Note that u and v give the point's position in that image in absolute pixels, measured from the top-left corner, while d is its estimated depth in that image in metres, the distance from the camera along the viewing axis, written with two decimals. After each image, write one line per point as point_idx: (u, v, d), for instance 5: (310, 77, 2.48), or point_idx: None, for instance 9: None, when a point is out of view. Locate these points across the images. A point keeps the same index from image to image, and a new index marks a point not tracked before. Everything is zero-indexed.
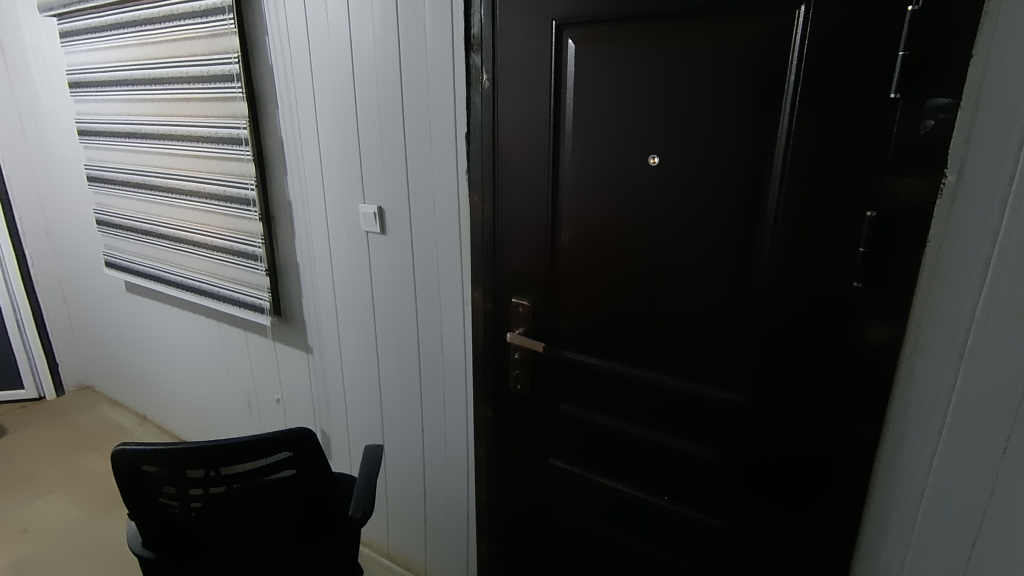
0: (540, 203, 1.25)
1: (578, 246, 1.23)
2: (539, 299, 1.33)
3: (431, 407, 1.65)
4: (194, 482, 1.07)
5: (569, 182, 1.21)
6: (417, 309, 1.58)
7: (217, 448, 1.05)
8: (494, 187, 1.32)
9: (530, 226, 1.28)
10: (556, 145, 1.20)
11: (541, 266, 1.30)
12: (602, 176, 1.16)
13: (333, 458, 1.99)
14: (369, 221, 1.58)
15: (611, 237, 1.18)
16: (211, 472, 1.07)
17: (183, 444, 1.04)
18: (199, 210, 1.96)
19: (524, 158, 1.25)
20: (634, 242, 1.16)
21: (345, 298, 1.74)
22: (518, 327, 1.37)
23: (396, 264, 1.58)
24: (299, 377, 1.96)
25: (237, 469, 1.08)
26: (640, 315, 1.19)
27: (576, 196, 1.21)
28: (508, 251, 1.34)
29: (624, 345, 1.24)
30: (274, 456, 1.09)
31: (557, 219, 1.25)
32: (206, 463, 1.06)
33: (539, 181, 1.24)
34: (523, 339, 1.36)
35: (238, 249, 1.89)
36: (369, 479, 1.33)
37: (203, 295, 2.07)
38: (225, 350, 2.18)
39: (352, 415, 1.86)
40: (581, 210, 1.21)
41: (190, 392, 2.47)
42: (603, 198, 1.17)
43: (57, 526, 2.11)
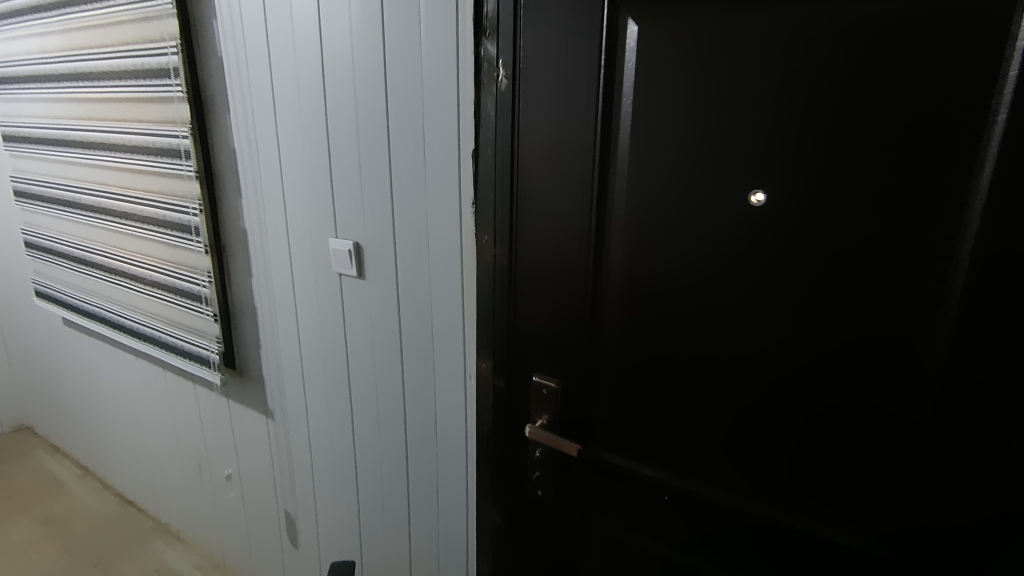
0: (577, 248, 0.89)
1: (631, 311, 0.87)
2: (569, 379, 0.96)
3: (420, 499, 1.28)
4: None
5: (621, 221, 0.84)
6: (404, 375, 1.21)
7: None
8: (510, 225, 0.95)
9: (559, 281, 0.92)
10: (603, 169, 0.84)
11: (574, 337, 0.93)
12: (672, 218, 0.80)
13: (299, 546, 1.60)
14: (342, 261, 1.20)
15: (682, 303, 0.82)
16: None
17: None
18: (135, 236, 1.59)
19: (552, 188, 0.89)
20: (719, 311, 0.79)
21: (313, 355, 1.36)
22: (538, 418, 1.01)
23: (377, 316, 1.20)
24: (257, 444, 1.58)
25: None
26: (722, 416, 0.83)
27: (630, 242, 0.84)
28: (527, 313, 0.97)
29: (693, 452, 0.87)
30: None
31: (600, 272, 0.88)
32: None
33: (575, 218, 0.87)
34: (544, 433, 0.99)
35: (180, 287, 1.51)
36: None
37: (142, 338, 1.69)
38: (173, 403, 1.80)
39: (321, 496, 1.49)
40: (637, 262, 0.84)
41: (134, 447, 2.08)
42: (672, 248, 0.81)
43: None
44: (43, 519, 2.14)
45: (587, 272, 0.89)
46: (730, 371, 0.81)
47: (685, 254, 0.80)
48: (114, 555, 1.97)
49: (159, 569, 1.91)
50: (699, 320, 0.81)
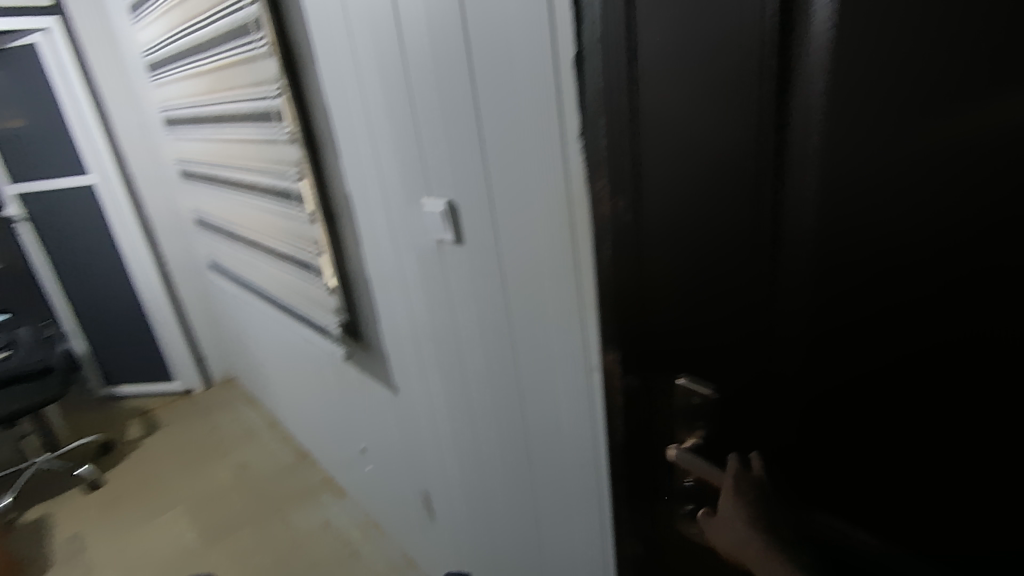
0: (736, 227, 0.48)
1: (824, 330, 0.45)
2: (732, 432, 0.57)
3: (547, 503, 1.07)
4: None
5: (822, 178, 0.42)
6: (517, 360, 0.98)
7: None
8: (626, 182, 0.57)
9: (700, 276, 0.52)
10: (783, 81, 0.43)
11: (734, 369, 0.53)
12: (907, 143, 0.36)
13: (437, 521, 1.52)
14: (437, 224, 1.00)
15: (900, 303, 0.39)
16: None
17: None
18: (260, 208, 1.57)
19: (685, 124, 0.49)
20: (990, 331, 0.36)
21: (425, 332, 1.19)
22: (685, 436, 0.62)
23: (481, 290, 0.98)
24: (388, 418, 1.51)
25: None
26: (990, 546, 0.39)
27: (834, 220, 0.42)
28: (658, 319, 0.60)
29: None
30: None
31: (778, 268, 0.47)
32: None
33: (732, 179, 0.47)
34: (696, 462, 0.61)
35: (298, 258, 1.45)
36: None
37: (283, 308, 1.71)
38: (319, 370, 1.82)
39: (450, 479, 1.37)
40: (845, 255, 0.42)
41: (300, 406, 2.20)
42: (904, 205, 0.38)
43: (173, 552, 1.99)
44: (240, 464, 2.41)
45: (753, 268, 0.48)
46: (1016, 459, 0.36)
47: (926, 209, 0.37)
48: (290, 503, 2.14)
49: (325, 521, 2.03)
50: (938, 345, 0.38)
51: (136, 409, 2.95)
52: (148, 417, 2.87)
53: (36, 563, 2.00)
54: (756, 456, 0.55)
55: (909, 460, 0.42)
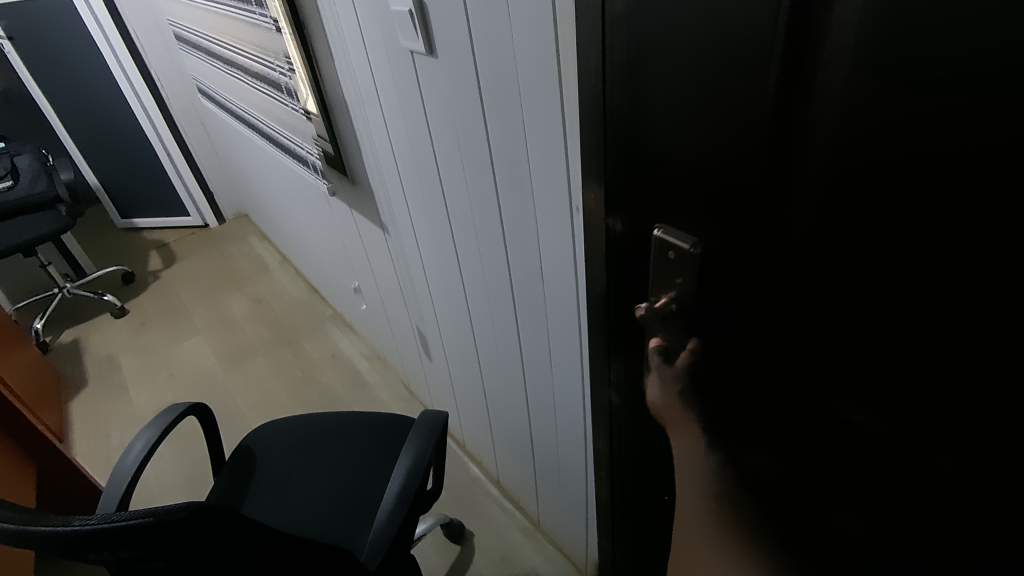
0: (745, 92, 0.40)
1: (835, 192, 0.39)
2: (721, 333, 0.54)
3: (531, 347, 1.04)
4: (128, 558, 0.63)
5: (845, 39, 0.34)
6: (499, 197, 0.87)
7: (82, 536, 0.57)
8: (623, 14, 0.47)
9: (702, 125, 0.45)
10: None
11: (728, 185, 0.45)
12: None
13: (432, 359, 1.54)
14: (407, 31, 0.83)
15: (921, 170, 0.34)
16: (110, 554, 0.62)
17: (99, 517, 0.57)
18: (228, 19, 1.36)
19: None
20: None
21: (408, 165, 1.07)
22: (659, 296, 0.58)
23: (461, 114, 0.84)
24: (380, 256, 1.45)
25: (134, 552, 0.61)
26: (984, 451, 0.37)
27: (860, 93, 0.35)
28: (654, 219, 0.55)
29: (894, 479, 0.44)
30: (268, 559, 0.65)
31: (794, 114, 0.39)
32: (89, 547, 0.59)
33: (734, 56, 0.40)
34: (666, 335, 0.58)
35: (274, 80, 1.29)
36: (401, 504, 0.89)
37: (269, 139, 1.58)
38: (313, 207, 1.75)
39: (442, 320, 1.35)
40: (862, 145, 0.36)
41: (306, 245, 2.17)
42: (934, 63, 0.31)
43: (197, 375, 2.12)
44: (253, 297, 2.48)
45: (755, 166, 0.43)
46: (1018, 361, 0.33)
47: (969, 72, 0.30)
48: (302, 334, 2.22)
49: (334, 353, 2.11)
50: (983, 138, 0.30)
51: (154, 241, 2.99)
52: (166, 250, 2.91)
53: (74, 379, 2.16)
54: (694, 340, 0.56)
55: (905, 370, 0.40)
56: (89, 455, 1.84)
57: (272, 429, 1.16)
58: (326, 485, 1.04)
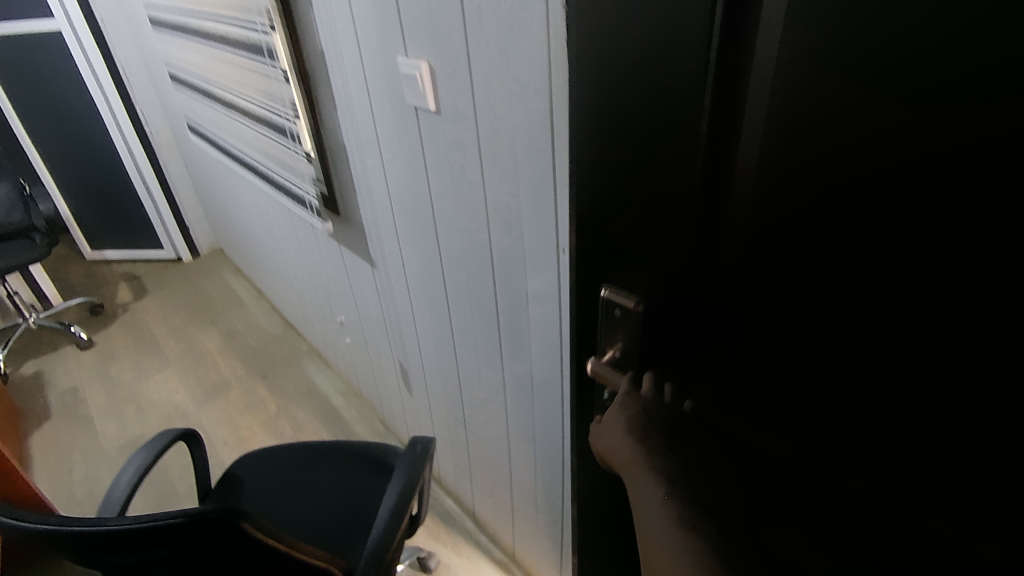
0: (676, 146, 0.42)
1: (758, 246, 0.41)
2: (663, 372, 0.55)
3: (514, 376, 1.11)
4: (139, 562, 0.68)
5: (764, 106, 0.37)
6: (491, 237, 0.96)
7: (107, 535, 0.62)
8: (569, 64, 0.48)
9: (638, 175, 0.46)
10: None
11: (664, 233, 0.47)
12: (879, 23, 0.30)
13: (412, 391, 1.59)
14: (414, 90, 0.93)
15: (829, 227, 0.36)
16: (125, 555, 0.66)
17: (127, 518, 0.62)
18: (233, 66, 1.45)
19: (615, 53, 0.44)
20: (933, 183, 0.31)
21: (402, 205, 1.16)
22: (606, 350, 0.61)
23: (459, 164, 0.94)
24: (366, 290, 1.52)
25: (151, 552, 0.66)
26: (941, 484, 0.37)
27: (776, 155, 0.37)
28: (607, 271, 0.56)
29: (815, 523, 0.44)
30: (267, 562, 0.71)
31: (720, 171, 0.42)
32: (109, 546, 0.64)
33: (665, 113, 0.42)
34: (612, 374, 0.60)
35: (277, 123, 1.39)
36: (390, 533, 0.93)
37: (263, 177, 1.66)
38: (300, 242, 1.82)
39: (425, 352, 1.41)
40: (794, 193, 0.37)
41: (287, 279, 2.22)
42: (838, 133, 0.33)
43: (166, 408, 2.10)
44: (227, 331, 2.48)
45: (692, 214, 0.44)
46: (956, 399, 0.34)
47: (866, 148, 0.33)
48: (276, 369, 2.23)
49: (309, 388, 2.12)
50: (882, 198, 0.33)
51: (125, 273, 2.97)
52: (137, 282, 2.89)
53: (36, 411, 2.11)
54: (649, 373, 0.57)
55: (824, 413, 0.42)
56: (50, 489, 1.79)
57: (253, 457, 1.19)
58: (310, 512, 1.07)
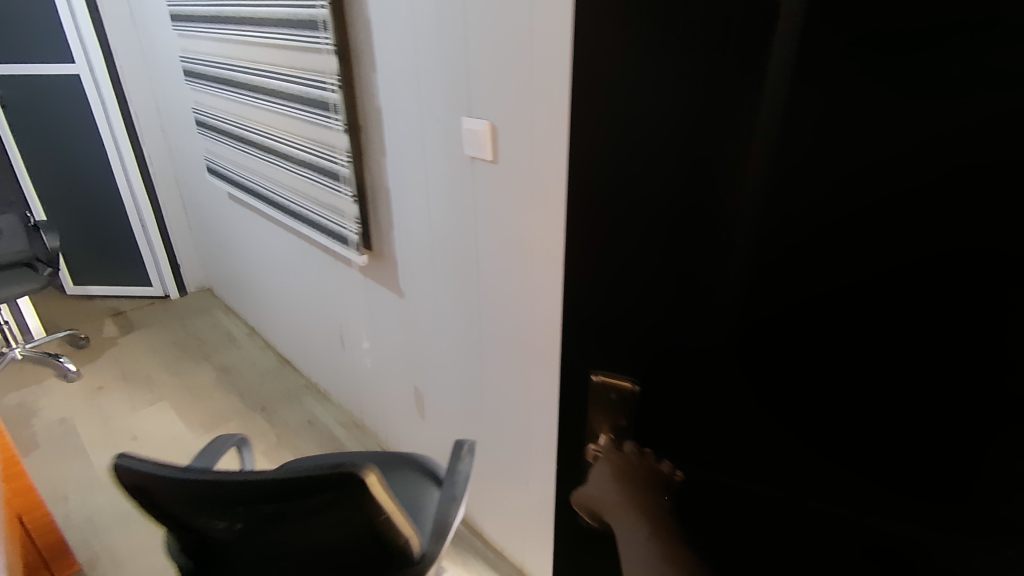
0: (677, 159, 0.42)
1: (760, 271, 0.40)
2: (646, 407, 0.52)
3: (541, 391, 1.27)
4: (279, 515, 0.82)
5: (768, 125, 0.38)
6: (532, 264, 1.15)
7: (264, 483, 0.77)
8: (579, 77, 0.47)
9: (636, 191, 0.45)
10: None
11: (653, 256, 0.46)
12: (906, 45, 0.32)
13: (426, 416, 1.71)
14: (475, 143, 1.14)
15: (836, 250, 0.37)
16: (265, 508, 0.81)
17: (278, 470, 0.77)
18: (280, 115, 1.63)
19: (615, 59, 0.44)
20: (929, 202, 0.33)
21: (444, 239, 1.35)
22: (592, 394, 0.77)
23: (509, 204, 1.14)
24: (390, 318, 1.67)
25: (286, 505, 0.80)
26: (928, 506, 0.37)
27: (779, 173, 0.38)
28: (602, 301, 0.51)
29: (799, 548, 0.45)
30: (378, 526, 0.86)
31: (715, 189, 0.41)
32: (258, 497, 0.79)
33: (677, 120, 0.41)
34: None
35: (321, 166, 1.56)
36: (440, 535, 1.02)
37: (292, 214, 1.81)
38: (319, 276, 1.95)
39: (446, 375, 1.55)
40: (794, 233, 0.38)
41: (290, 314, 2.31)
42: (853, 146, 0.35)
43: (162, 439, 2.11)
44: (221, 366, 2.51)
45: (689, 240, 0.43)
46: (1007, 406, 0.33)
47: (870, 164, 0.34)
48: (274, 402, 2.28)
49: (310, 419, 2.19)
50: (877, 215, 0.35)
51: (109, 309, 2.96)
52: (122, 318, 2.89)
53: (24, 441, 2.08)
54: None
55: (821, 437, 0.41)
56: None
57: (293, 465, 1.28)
58: None
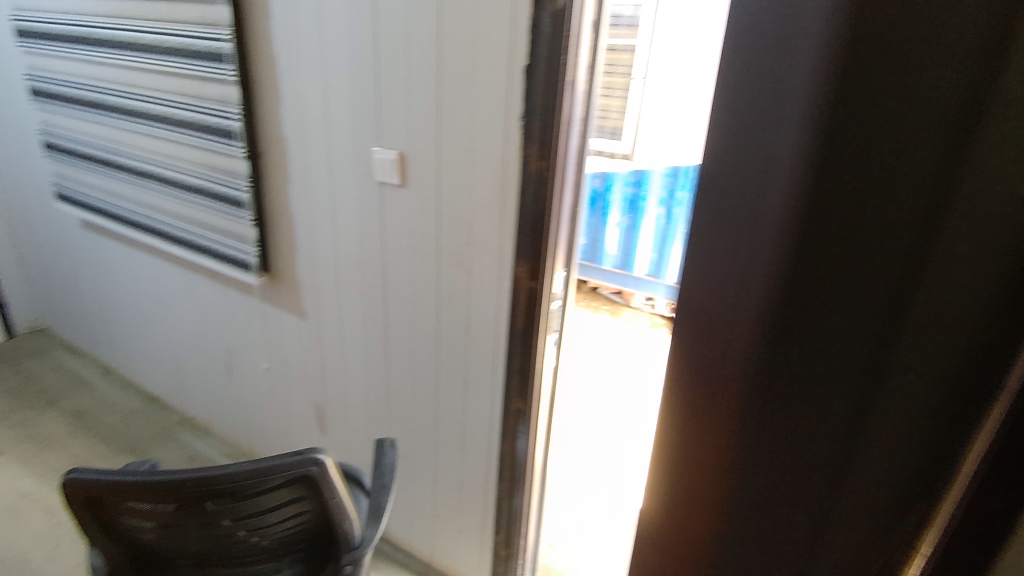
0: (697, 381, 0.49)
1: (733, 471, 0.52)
2: None
3: (449, 387, 1.42)
4: (233, 510, 0.86)
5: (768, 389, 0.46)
6: (441, 275, 1.31)
7: (219, 480, 0.80)
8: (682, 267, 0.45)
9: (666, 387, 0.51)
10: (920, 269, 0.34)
11: None
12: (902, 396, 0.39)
13: (328, 432, 1.75)
14: (385, 169, 1.28)
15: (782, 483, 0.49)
16: (218, 504, 0.84)
17: (232, 466, 0.81)
18: (168, 141, 1.62)
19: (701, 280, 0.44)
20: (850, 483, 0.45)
21: (351, 257, 1.45)
22: None
23: (418, 223, 1.30)
24: (289, 338, 1.70)
25: (240, 498, 0.84)
26: None
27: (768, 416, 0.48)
28: None
29: None
30: (332, 512, 0.93)
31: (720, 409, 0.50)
32: (212, 494, 0.82)
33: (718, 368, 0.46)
34: None
35: (215, 191, 1.58)
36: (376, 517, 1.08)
37: (174, 241, 1.77)
38: (203, 303, 1.90)
39: (351, 388, 1.63)
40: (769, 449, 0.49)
41: (162, 347, 2.19)
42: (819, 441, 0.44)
43: (8, 497, 1.87)
44: (73, 411, 2.27)
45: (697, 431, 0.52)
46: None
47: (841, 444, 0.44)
48: (147, 443, 2.12)
49: (192, 455, 2.08)
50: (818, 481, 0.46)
51: None
52: None
53: None
54: None
55: None
56: None
57: None
58: None
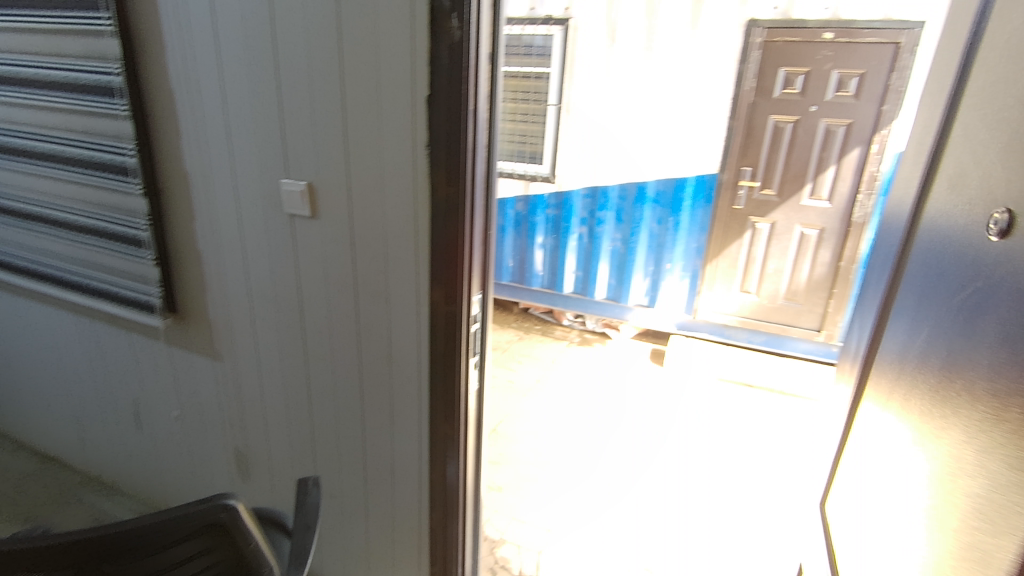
0: None
1: None
2: None
3: (373, 418, 1.39)
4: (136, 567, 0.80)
5: None
6: (358, 304, 1.30)
7: (117, 536, 0.74)
8: None
9: None
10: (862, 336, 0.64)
11: None
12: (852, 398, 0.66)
13: (249, 478, 1.67)
14: (295, 201, 1.26)
15: None
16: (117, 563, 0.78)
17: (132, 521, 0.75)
18: (56, 180, 1.52)
19: None
20: None
21: (264, 293, 1.41)
22: None
23: (331, 253, 1.28)
24: (202, 382, 1.62)
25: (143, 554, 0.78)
26: None
27: None
28: None
29: None
30: (247, 558, 0.88)
31: None
32: (110, 552, 0.76)
33: None
34: None
35: (111, 231, 1.49)
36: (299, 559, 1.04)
37: (68, 285, 1.65)
38: (103, 349, 1.78)
39: (272, 428, 1.56)
40: None
41: (59, 402, 2.01)
42: None
43: None
44: None
45: None
46: None
47: None
48: (44, 509, 1.93)
49: (97, 517, 1.91)
50: None
51: None
52: None
53: None
54: None
55: None
56: None
57: None
58: None
